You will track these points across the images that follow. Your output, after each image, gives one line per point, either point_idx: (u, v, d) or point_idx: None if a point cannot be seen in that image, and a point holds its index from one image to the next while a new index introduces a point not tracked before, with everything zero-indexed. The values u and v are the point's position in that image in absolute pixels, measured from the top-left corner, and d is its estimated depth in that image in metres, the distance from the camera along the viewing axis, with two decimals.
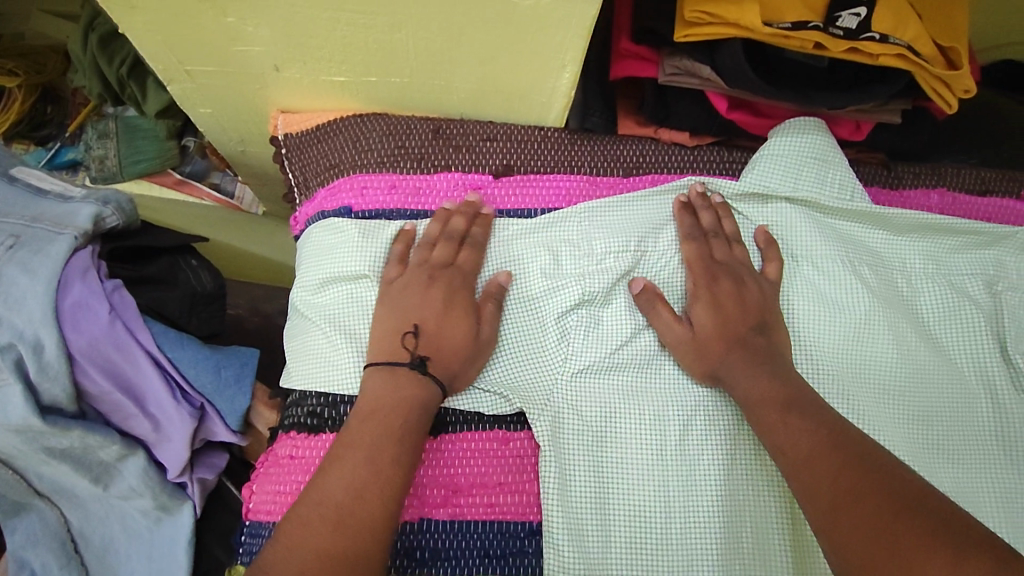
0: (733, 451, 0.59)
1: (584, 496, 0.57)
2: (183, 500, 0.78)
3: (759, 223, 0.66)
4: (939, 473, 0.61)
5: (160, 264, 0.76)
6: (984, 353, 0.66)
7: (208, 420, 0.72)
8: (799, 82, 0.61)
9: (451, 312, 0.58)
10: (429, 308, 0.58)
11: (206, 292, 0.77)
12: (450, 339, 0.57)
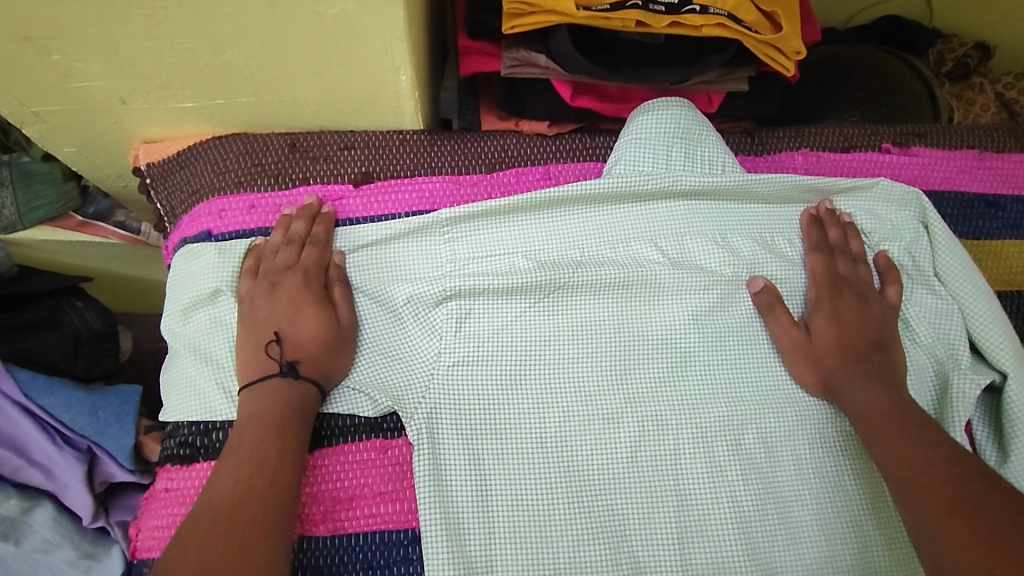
0: (612, 431, 0.60)
1: (463, 490, 0.57)
2: (110, 545, 0.71)
3: (622, 208, 0.67)
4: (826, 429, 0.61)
5: (41, 309, 0.75)
6: None
7: (101, 462, 0.70)
8: (636, 61, 0.62)
9: (304, 307, 0.60)
10: (281, 311, 0.59)
11: (93, 332, 0.77)
12: (311, 340, 0.58)
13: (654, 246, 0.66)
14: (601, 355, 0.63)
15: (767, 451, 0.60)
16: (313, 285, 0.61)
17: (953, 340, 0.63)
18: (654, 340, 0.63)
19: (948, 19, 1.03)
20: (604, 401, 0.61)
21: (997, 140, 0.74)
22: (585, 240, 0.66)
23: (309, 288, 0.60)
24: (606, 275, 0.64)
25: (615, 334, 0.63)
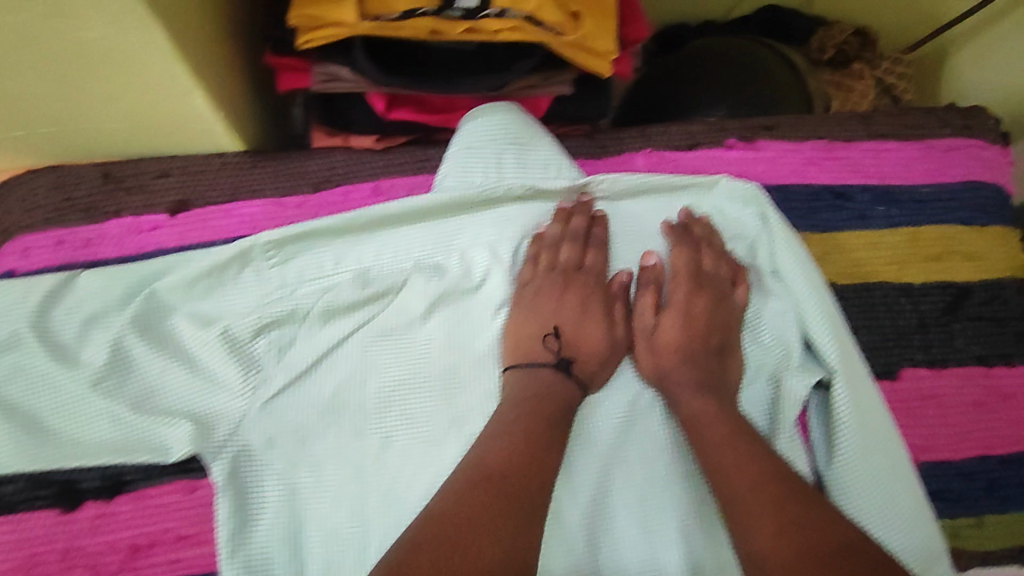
0: (432, 453, 0.61)
1: (275, 518, 0.58)
2: None
3: (460, 224, 0.64)
4: (660, 437, 0.60)
5: None
6: None
7: None
8: (448, 70, 0.59)
9: None
10: None
11: None
12: None
13: (489, 255, 0.64)
14: (426, 378, 0.62)
15: (597, 463, 0.59)
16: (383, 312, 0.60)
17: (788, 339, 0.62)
18: (481, 357, 0.62)
19: (830, 3, 1.02)
20: (426, 424, 0.61)
21: (852, 126, 0.71)
22: (421, 254, 0.64)
23: None
24: (429, 295, 0.63)
25: (442, 353, 0.62)
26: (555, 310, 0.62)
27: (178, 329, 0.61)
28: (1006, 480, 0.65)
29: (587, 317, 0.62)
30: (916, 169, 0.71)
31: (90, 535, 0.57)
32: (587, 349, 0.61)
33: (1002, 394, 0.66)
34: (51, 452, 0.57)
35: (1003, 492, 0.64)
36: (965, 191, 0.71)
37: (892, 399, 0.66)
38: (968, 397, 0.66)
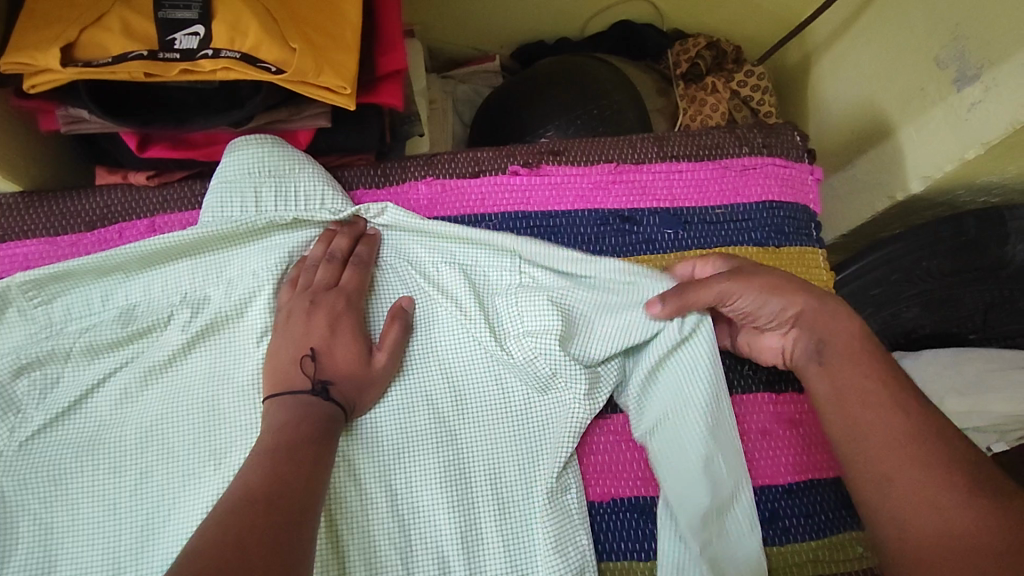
0: (193, 486, 0.59)
1: (25, 559, 0.58)
2: None
3: (231, 255, 0.65)
4: (421, 458, 0.59)
5: None
6: (478, 336, 0.63)
7: None
8: (190, 109, 0.59)
9: (338, 331, 0.60)
10: (316, 333, 0.59)
11: None
12: (346, 365, 0.59)
13: (253, 281, 0.64)
14: (186, 412, 0.61)
15: (355, 484, 0.58)
16: (353, 309, 0.61)
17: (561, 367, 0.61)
18: (244, 387, 0.62)
19: (685, 18, 1.01)
20: (183, 458, 0.60)
21: (645, 148, 0.70)
22: (189, 287, 0.64)
23: (350, 312, 0.61)
24: (190, 328, 0.63)
25: (204, 386, 0.62)
26: (308, 334, 0.59)
27: None
28: (788, 511, 0.62)
29: (347, 338, 0.60)
30: (709, 190, 0.69)
31: None
32: (341, 371, 0.58)
33: (792, 421, 0.65)
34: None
35: (783, 522, 0.62)
36: (760, 210, 0.70)
37: None
38: (755, 424, 0.64)
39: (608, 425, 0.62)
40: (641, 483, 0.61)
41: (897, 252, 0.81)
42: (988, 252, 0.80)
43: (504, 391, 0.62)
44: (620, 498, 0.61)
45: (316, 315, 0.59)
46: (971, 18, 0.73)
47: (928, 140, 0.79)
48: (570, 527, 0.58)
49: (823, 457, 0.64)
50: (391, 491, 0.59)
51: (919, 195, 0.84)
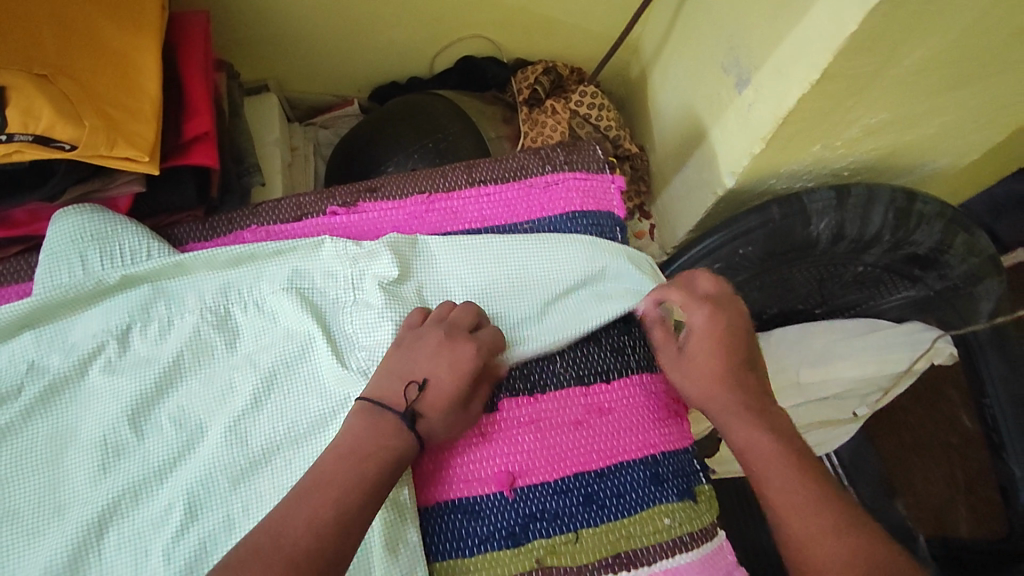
0: (40, 545, 0.62)
1: None
2: None
3: (61, 318, 0.67)
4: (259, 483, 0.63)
5: None
6: (299, 355, 0.68)
7: None
8: (3, 189, 0.63)
9: (450, 351, 0.62)
10: (438, 363, 0.61)
11: None
12: (445, 392, 0.60)
13: (92, 341, 0.67)
14: (34, 472, 0.64)
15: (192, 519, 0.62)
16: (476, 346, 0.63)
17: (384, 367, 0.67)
18: (86, 443, 0.64)
19: (521, 48, 1.10)
20: (29, 518, 0.62)
21: (452, 176, 0.76)
22: (25, 353, 0.66)
23: (466, 349, 0.62)
24: (29, 394, 0.65)
25: (46, 446, 0.64)
26: (429, 362, 0.61)
27: None
28: (602, 491, 0.67)
29: (454, 374, 0.61)
30: (516, 209, 0.76)
31: None
32: (436, 408, 0.60)
33: (600, 409, 0.70)
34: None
35: (598, 502, 0.66)
36: (564, 221, 0.76)
37: (492, 428, 0.67)
38: (568, 416, 0.69)
39: None
40: (461, 486, 0.65)
41: (712, 245, 0.87)
42: (795, 235, 0.87)
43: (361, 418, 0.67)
44: (442, 502, 0.65)
45: (440, 357, 0.61)
46: (737, 30, 0.81)
47: (728, 139, 0.86)
48: (401, 526, 0.62)
49: (629, 440, 0.69)
50: (227, 521, 0.62)
51: (737, 190, 0.91)
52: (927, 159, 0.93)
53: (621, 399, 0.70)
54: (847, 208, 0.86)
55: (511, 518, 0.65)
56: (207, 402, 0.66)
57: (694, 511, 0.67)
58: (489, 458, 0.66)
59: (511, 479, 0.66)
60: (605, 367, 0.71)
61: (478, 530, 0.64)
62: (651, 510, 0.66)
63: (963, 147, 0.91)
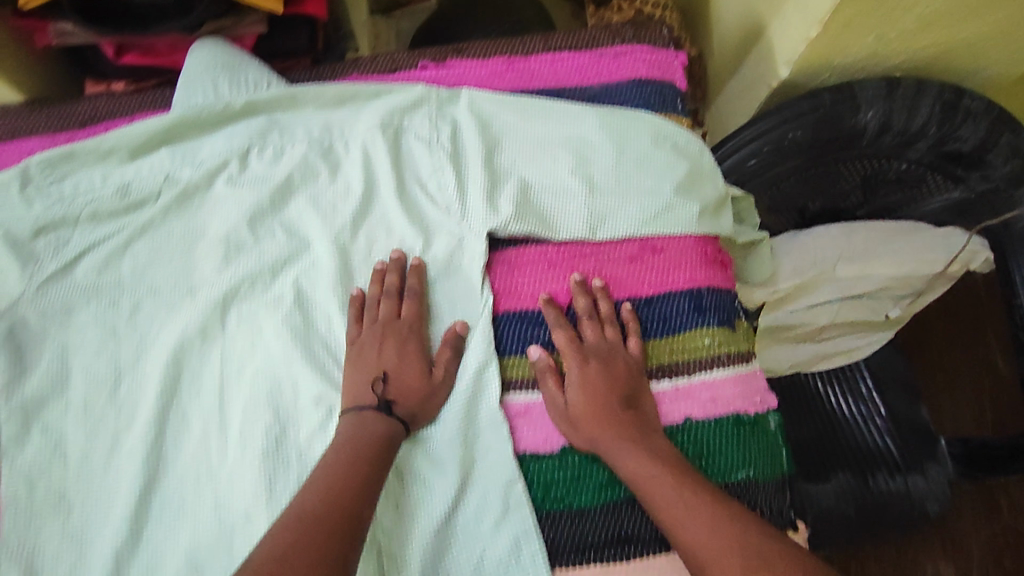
0: (177, 317, 0.73)
1: (44, 371, 0.71)
2: None
3: (194, 137, 0.78)
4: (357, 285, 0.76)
5: None
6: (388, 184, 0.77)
7: None
8: (152, 18, 0.75)
9: (406, 356, 0.70)
10: (388, 360, 0.69)
11: None
12: (410, 383, 0.69)
13: (219, 158, 0.77)
14: (170, 261, 0.75)
15: (301, 306, 0.74)
16: (411, 333, 0.72)
17: (472, 200, 0.77)
18: (212, 239, 0.76)
19: None
20: (167, 294, 0.74)
21: (530, 42, 0.86)
22: (162, 166, 0.77)
23: (414, 342, 0.72)
24: (166, 197, 0.76)
25: (181, 239, 0.76)
26: (380, 359, 0.70)
27: None
28: (648, 315, 0.75)
29: (410, 360, 0.70)
30: (587, 73, 0.84)
31: None
32: (403, 387, 0.69)
33: (653, 248, 0.77)
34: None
35: (645, 324, 0.75)
36: (632, 87, 0.83)
37: (557, 256, 0.76)
38: (625, 251, 0.77)
39: (500, 257, 0.76)
40: (528, 300, 0.75)
41: (764, 127, 0.93)
42: (844, 122, 0.92)
43: (428, 241, 0.76)
44: (509, 312, 0.74)
45: (387, 347, 0.70)
46: None
47: (783, 30, 0.92)
48: (480, 317, 0.73)
49: (678, 276, 0.76)
50: (327, 314, 0.74)
51: (791, 82, 0.96)
52: (975, 67, 0.98)
53: (673, 240, 0.77)
54: (895, 97, 0.91)
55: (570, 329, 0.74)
56: (314, 217, 0.77)
57: (731, 338, 0.75)
58: (554, 280, 0.76)
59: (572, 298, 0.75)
60: (662, 217, 0.77)
61: (540, 336, 0.74)
62: (694, 333, 0.75)
63: (1015, 53, 0.95)
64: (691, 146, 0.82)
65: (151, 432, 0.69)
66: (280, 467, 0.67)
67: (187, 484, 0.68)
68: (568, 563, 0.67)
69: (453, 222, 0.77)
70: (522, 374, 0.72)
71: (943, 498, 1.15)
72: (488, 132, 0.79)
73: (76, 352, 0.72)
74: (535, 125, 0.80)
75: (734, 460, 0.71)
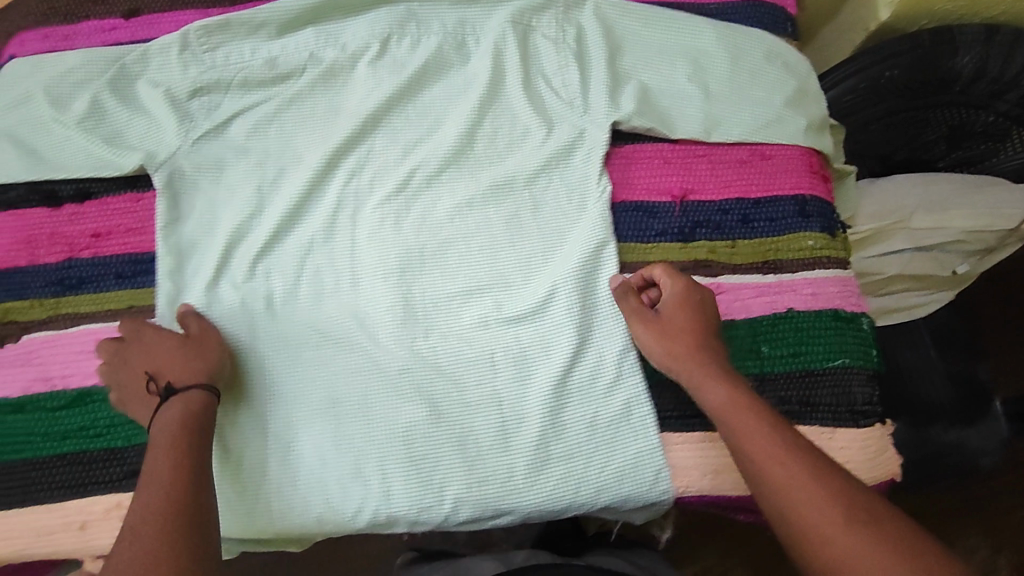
0: (314, 180, 0.78)
1: (196, 218, 0.77)
2: None
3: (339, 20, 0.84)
4: (483, 168, 0.79)
5: None
6: (516, 75, 0.82)
7: None
8: None
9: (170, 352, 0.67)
10: (160, 355, 0.67)
11: None
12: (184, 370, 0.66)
13: (361, 40, 0.83)
14: (312, 130, 0.81)
15: (431, 179, 0.79)
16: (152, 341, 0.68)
17: (595, 97, 0.81)
18: (351, 113, 0.81)
19: None
20: (307, 159, 0.79)
21: None
22: (309, 44, 0.83)
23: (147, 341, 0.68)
24: (312, 72, 0.82)
25: (322, 111, 0.81)
26: (152, 357, 0.67)
27: (140, 88, 0.81)
28: (756, 214, 0.79)
29: (173, 354, 0.67)
30: None
31: (65, 222, 0.78)
32: (170, 371, 0.66)
33: (761, 155, 0.81)
34: (33, 164, 0.78)
35: (753, 222, 0.79)
36: (747, 7, 0.88)
37: (673, 154, 0.80)
38: (736, 156, 0.81)
39: (619, 151, 0.81)
40: (644, 192, 0.79)
41: (866, 63, 0.97)
42: (940, 65, 0.96)
43: (552, 129, 0.81)
44: (626, 201, 0.79)
45: (146, 350, 0.67)
46: None
47: None
48: (600, 202, 0.77)
49: (785, 181, 0.80)
50: (454, 190, 0.78)
51: (892, 24, 0.99)
52: None
53: (782, 149, 0.81)
54: (993, 44, 0.95)
55: (682, 220, 0.78)
56: (444, 102, 0.82)
57: (833, 242, 0.79)
58: (669, 176, 0.80)
59: (685, 193, 0.79)
60: (772, 126, 0.82)
61: (654, 225, 0.78)
62: (799, 235, 0.79)
63: None
64: (802, 67, 0.86)
65: (290, 279, 0.75)
66: (416, 319, 0.73)
67: (320, 330, 0.73)
68: (676, 429, 0.71)
69: (576, 114, 0.81)
70: (637, 259, 0.77)
71: (995, 451, 1.17)
72: (612, 36, 0.84)
73: (226, 204, 0.78)
74: (657, 33, 0.84)
75: (830, 349, 0.75)
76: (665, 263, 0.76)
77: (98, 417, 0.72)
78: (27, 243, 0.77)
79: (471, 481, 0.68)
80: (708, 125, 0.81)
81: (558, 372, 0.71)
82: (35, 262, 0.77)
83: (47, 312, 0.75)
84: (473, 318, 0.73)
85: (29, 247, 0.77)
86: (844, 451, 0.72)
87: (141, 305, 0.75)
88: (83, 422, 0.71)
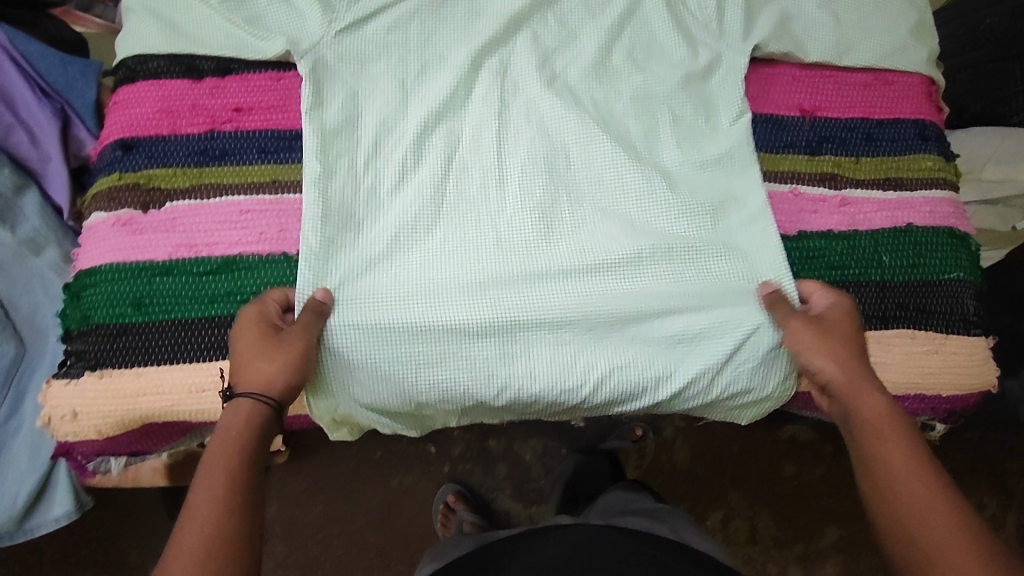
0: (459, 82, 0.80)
1: (340, 105, 0.78)
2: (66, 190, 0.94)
3: None
4: (620, 82, 0.82)
5: (23, 14, 0.95)
6: None
7: (73, 126, 0.92)
8: None
9: (268, 343, 0.67)
10: (251, 344, 0.67)
11: (67, 40, 0.97)
12: (274, 369, 0.66)
13: None
14: (454, 32, 0.82)
15: (572, 86, 0.82)
16: (266, 325, 0.68)
17: (732, 17, 0.83)
18: (494, 16, 0.82)
19: None
20: (451, 59, 0.81)
21: None
22: None
23: (262, 326, 0.68)
24: None
25: (463, 14, 0.82)
26: (247, 345, 0.67)
27: None
28: (879, 134, 0.83)
29: (263, 345, 0.67)
30: None
31: (204, 96, 0.78)
32: (256, 365, 0.65)
33: (884, 80, 0.84)
34: (176, 39, 0.78)
35: (876, 140, 0.82)
36: None
37: (801, 74, 0.84)
38: (860, 80, 0.84)
39: (750, 68, 0.84)
40: (774, 107, 0.83)
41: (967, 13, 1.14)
42: None
43: (692, 48, 0.83)
44: (758, 115, 0.83)
45: (249, 335, 0.67)
46: None
47: None
48: (733, 115, 0.81)
49: (906, 106, 0.84)
50: (591, 101, 0.82)
51: None
52: None
53: (903, 76, 0.85)
54: None
55: (809, 134, 0.82)
56: (581, 14, 0.84)
57: (949, 165, 0.83)
58: (797, 92, 0.83)
59: (812, 110, 0.83)
60: (898, 57, 0.84)
61: (783, 137, 0.82)
62: (919, 156, 0.82)
63: None
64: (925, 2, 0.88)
65: (439, 170, 0.78)
66: (550, 219, 0.77)
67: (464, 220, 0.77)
68: None
69: (711, 34, 0.83)
70: (771, 166, 0.81)
71: None
72: None
73: (368, 94, 0.79)
74: None
75: (946, 262, 0.79)
76: (794, 173, 0.81)
77: (244, 284, 0.73)
78: (168, 113, 0.77)
79: (614, 366, 0.74)
80: (840, 50, 0.83)
81: (692, 275, 0.76)
82: (177, 133, 0.77)
83: (190, 181, 0.75)
84: (600, 219, 0.78)
85: (169, 117, 0.77)
86: (954, 356, 0.77)
87: (284, 181, 0.77)
88: (231, 288, 0.73)
